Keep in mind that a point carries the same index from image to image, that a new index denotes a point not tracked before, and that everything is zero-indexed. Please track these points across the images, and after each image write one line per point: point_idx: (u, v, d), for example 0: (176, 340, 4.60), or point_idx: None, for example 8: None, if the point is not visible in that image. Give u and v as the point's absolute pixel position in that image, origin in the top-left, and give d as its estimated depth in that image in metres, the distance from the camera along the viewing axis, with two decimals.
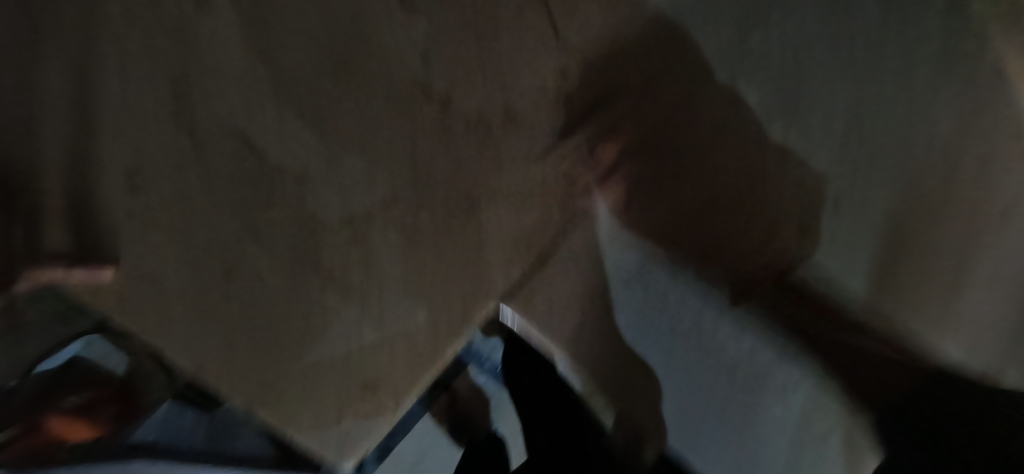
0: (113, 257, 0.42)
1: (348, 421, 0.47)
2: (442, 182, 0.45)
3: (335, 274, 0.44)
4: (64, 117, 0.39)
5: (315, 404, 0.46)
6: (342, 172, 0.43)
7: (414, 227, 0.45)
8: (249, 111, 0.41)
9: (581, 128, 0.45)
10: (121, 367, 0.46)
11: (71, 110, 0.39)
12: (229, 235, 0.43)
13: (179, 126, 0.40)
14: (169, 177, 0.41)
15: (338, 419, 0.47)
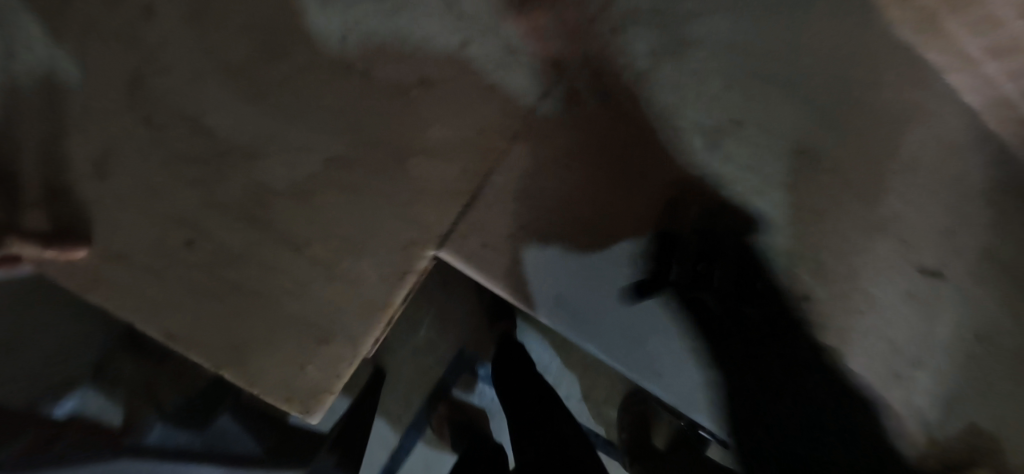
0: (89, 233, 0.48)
1: (296, 360, 0.50)
2: (359, 124, 0.51)
3: (280, 222, 0.50)
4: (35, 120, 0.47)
5: (267, 357, 0.49)
6: (272, 131, 0.50)
7: (347, 175, 0.51)
8: (188, 81, 0.48)
9: (471, 74, 0.54)
10: (117, 418, 0.68)
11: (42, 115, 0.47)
12: (187, 206, 0.49)
13: (133, 109, 0.48)
14: (133, 156, 0.48)
15: (286, 364, 0.50)
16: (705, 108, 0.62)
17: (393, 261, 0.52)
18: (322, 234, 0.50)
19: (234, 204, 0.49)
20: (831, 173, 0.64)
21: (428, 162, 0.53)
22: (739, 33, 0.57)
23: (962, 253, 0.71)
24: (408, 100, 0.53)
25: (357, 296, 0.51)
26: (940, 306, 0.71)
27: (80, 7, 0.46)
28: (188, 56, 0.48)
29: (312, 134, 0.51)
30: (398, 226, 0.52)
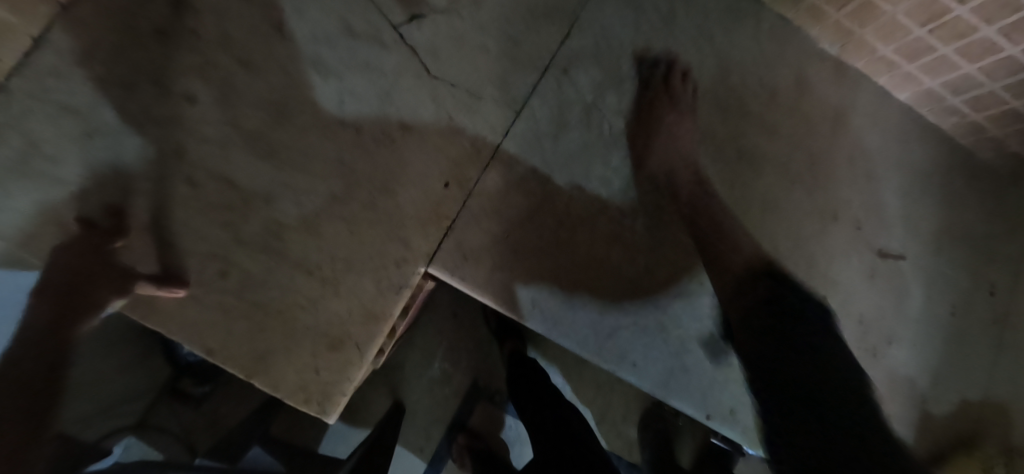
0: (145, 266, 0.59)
1: (300, 364, 0.61)
2: (357, 161, 0.63)
3: (290, 242, 0.61)
4: (108, 187, 0.60)
5: (286, 360, 0.61)
6: (286, 172, 0.62)
7: (343, 203, 0.62)
8: (218, 147, 0.62)
9: (441, 108, 0.66)
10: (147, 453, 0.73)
11: (114, 184, 0.60)
12: (220, 244, 0.61)
13: (181, 169, 0.61)
14: (182, 207, 0.61)
15: (303, 366, 0.62)
16: None
17: (389, 275, 0.63)
18: (327, 257, 0.62)
19: (256, 241, 0.61)
20: (759, 168, 0.75)
21: (412, 185, 0.64)
22: (656, 71, 0.72)
23: (901, 233, 0.79)
24: (392, 144, 0.64)
25: (360, 306, 0.62)
26: (900, 283, 0.78)
27: (145, 87, 0.61)
28: (216, 127, 0.62)
29: (316, 179, 0.62)
30: (390, 245, 0.63)
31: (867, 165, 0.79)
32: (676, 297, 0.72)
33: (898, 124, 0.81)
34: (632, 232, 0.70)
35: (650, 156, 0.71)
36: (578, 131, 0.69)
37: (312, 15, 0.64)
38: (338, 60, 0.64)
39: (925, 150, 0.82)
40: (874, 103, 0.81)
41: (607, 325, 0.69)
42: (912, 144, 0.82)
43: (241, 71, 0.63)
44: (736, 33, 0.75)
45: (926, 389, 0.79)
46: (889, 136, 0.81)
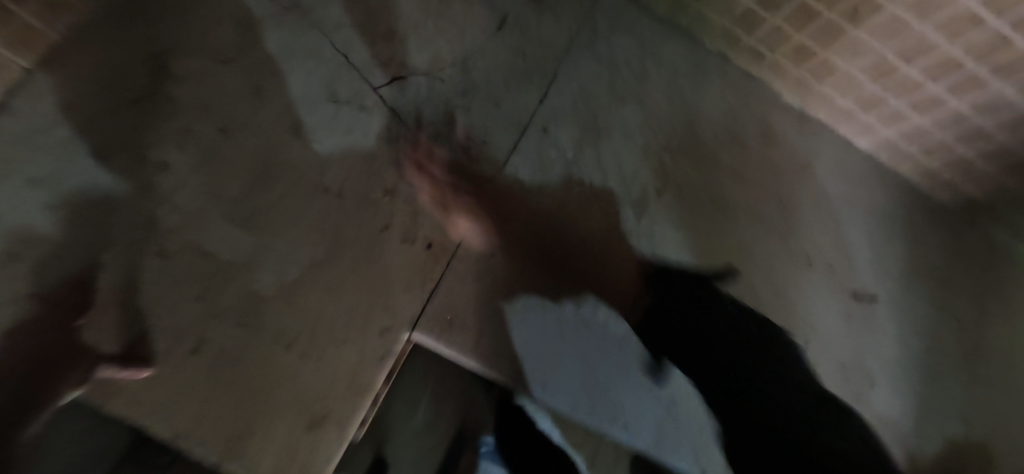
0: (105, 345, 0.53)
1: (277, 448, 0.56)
2: (339, 225, 0.62)
3: (270, 313, 0.59)
4: (64, 258, 0.54)
5: (263, 445, 0.55)
6: (265, 241, 0.60)
7: (325, 270, 0.61)
8: (194, 217, 0.59)
9: (424, 169, 0.67)
10: None
11: (72, 255, 0.54)
12: (194, 318, 0.56)
13: (151, 239, 0.57)
14: (150, 279, 0.56)
15: (282, 449, 0.56)
16: (626, 181, 0.73)
17: (375, 342, 0.61)
18: (308, 326, 0.59)
19: (235, 312, 0.58)
20: (737, 215, 0.77)
21: (397, 246, 0.64)
22: (632, 126, 0.75)
23: (869, 274, 0.82)
24: (374, 204, 0.64)
25: (342, 375, 0.59)
26: (872, 320, 0.80)
27: (118, 156, 0.58)
28: (191, 196, 0.60)
29: (297, 246, 0.61)
30: (376, 309, 0.61)
31: (830, 208, 0.83)
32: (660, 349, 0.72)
33: (859, 169, 0.86)
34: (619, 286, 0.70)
35: (631, 209, 0.72)
36: (558, 188, 0.70)
37: (297, 82, 0.66)
38: (322, 124, 0.65)
39: (885, 192, 0.86)
40: (836, 151, 0.85)
41: (593, 379, 0.67)
42: (872, 187, 0.86)
43: (220, 139, 0.62)
44: (703, 88, 0.80)
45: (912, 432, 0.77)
46: (849, 181, 0.85)
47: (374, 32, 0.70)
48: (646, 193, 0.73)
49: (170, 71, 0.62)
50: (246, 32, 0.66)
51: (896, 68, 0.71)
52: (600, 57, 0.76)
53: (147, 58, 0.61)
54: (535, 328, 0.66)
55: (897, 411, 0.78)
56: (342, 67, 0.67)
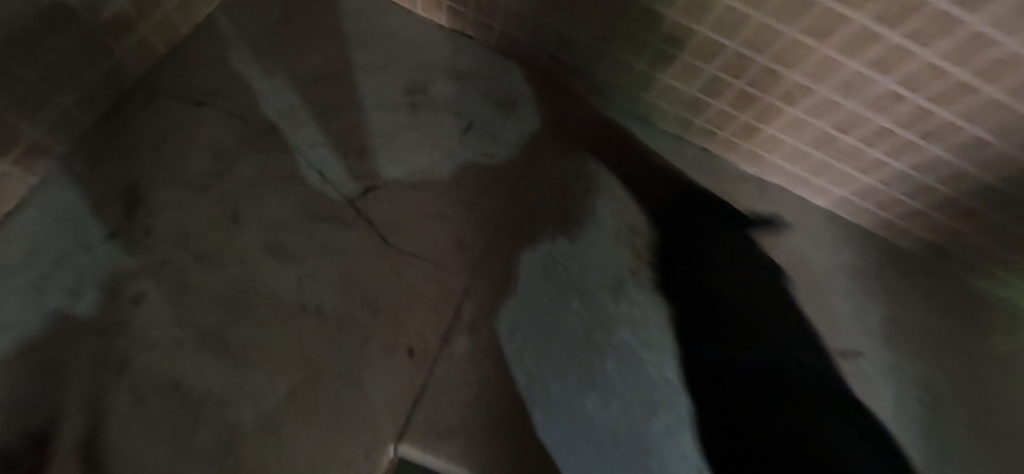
0: None
1: None
2: (315, 344, 0.62)
3: (241, 441, 0.56)
4: (8, 408, 0.53)
5: None
6: (240, 370, 0.59)
7: (300, 391, 0.59)
8: (168, 351, 0.59)
9: (403, 272, 0.68)
10: None
11: (17, 408, 0.53)
12: (159, 461, 0.54)
13: (109, 373, 0.57)
14: (118, 422, 0.55)
15: None
16: (602, 270, 0.74)
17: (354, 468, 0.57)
18: (284, 464, 0.55)
19: (206, 448, 0.55)
20: None
21: (376, 353, 0.63)
22: (602, 215, 0.78)
23: (854, 333, 0.83)
24: (355, 320, 0.64)
25: None
26: (867, 385, 0.79)
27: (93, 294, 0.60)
28: (166, 330, 0.59)
29: (278, 369, 0.60)
30: (356, 435, 0.58)
31: (792, 270, 0.84)
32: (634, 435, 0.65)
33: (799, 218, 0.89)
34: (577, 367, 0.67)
35: (607, 296, 0.72)
36: (538, 276, 0.71)
37: (268, 202, 0.67)
38: (299, 244, 0.66)
39: (838, 244, 0.89)
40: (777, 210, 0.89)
41: None
42: (828, 243, 0.88)
43: (193, 261, 0.63)
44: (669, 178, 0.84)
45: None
46: (793, 238, 0.87)
47: (347, 148, 0.73)
48: (621, 278, 0.75)
49: (143, 203, 0.65)
50: (223, 160, 0.69)
51: (806, 123, 0.76)
52: (565, 151, 0.82)
53: (123, 193, 0.65)
54: (579, 462, 0.61)
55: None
56: (316, 186, 0.70)
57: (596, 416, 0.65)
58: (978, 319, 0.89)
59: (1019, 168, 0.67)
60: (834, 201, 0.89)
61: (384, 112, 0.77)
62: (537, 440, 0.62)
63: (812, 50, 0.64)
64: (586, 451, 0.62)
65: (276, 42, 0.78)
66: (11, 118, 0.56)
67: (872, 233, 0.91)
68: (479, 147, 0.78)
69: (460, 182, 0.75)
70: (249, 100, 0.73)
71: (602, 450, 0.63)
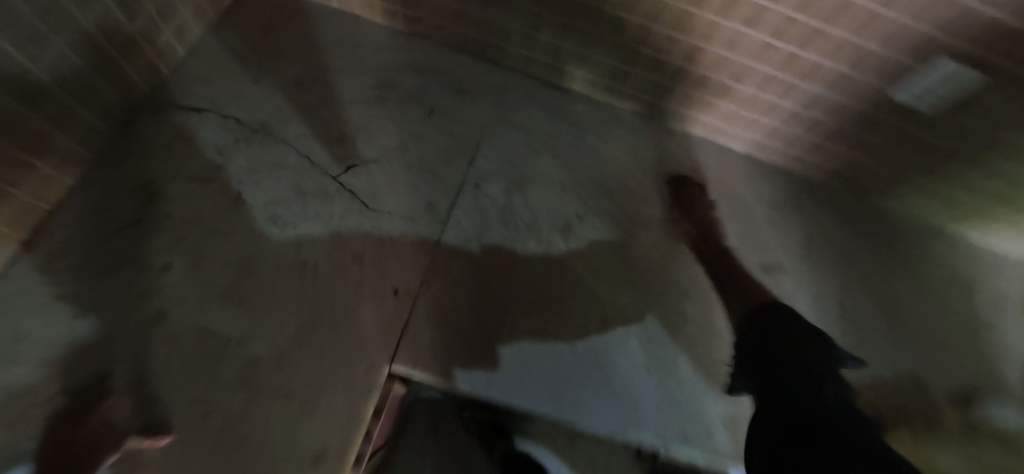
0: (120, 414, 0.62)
1: None
2: (315, 290, 0.74)
3: (263, 369, 0.68)
4: (67, 359, 0.64)
5: None
6: (255, 316, 0.71)
7: (306, 327, 0.72)
8: (194, 306, 0.70)
9: (384, 228, 0.81)
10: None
11: (75, 359, 0.65)
12: (198, 391, 0.66)
13: (147, 328, 0.68)
14: (159, 363, 0.66)
15: None
16: (552, 215, 0.88)
17: (359, 383, 0.70)
18: (301, 383, 0.68)
19: (231, 378, 0.67)
20: (645, 219, 0.92)
21: (367, 293, 0.75)
22: (549, 172, 0.92)
23: (773, 251, 0.97)
24: (348, 271, 0.76)
25: (333, 424, 0.67)
26: (786, 291, 0.93)
27: (124, 266, 0.71)
28: (190, 290, 0.71)
29: (285, 315, 0.72)
30: (355, 359, 0.71)
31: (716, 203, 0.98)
32: (587, 341, 0.79)
33: (721, 160, 1.04)
34: (534, 291, 0.81)
35: (557, 235, 0.86)
36: (498, 223, 0.85)
37: (264, 182, 0.80)
38: (296, 214, 0.79)
39: (755, 179, 1.04)
40: (702, 154, 1.03)
41: (539, 377, 0.74)
42: (746, 179, 1.03)
43: (206, 234, 0.75)
44: (604, 138, 0.99)
45: (871, 377, 0.88)
46: (717, 176, 1.01)
47: (327, 133, 0.86)
48: (569, 220, 0.88)
49: (160, 194, 0.76)
50: (223, 153, 0.82)
51: (711, 78, 0.91)
52: (514, 121, 0.96)
53: (142, 185, 0.76)
54: (535, 363, 0.75)
55: None
56: (304, 166, 0.83)
57: (550, 329, 0.78)
58: (875, 231, 1.05)
59: (870, 92, 0.85)
60: (748, 145, 1.04)
61: (356, 103, 0.91)
62: (505, 350, 0.75)
63: (697, 17, 0.80)
64: (539, 355, 0.76)
65: (259, 56, 0.92)
66: (49, 127, 0.68)
67: (785, 169, 1.07)
68: (439, 125, 0.92)
69: (426, 154, 0.88)
70: (241, 105, 0.87)
71: (551, 354, 0.76)
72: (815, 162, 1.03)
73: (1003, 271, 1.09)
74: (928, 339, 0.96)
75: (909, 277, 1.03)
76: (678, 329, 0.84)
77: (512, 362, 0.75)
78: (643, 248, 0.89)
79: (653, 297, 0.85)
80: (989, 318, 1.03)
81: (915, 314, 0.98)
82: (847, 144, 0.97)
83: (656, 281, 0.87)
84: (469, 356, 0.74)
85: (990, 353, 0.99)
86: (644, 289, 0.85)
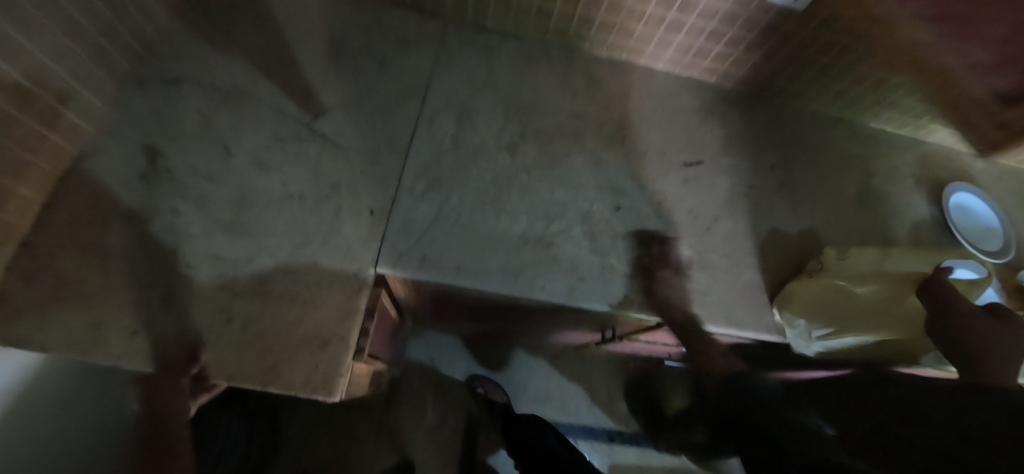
0: (160, 323, 0.77)
1: (298, 373, 0.78)
2: (303, 217, 0.88)
3: (269, 281, 0.83)
4: (109, 288, 0.78)
5: (305, 369, 0.78)
6: (255, 242, 0.85)
7: (301, 246, 0.86)
8: (203, 239, 0.84)
9: (355, 163, 0.94)
10: None
11: (114, 288, 0.79)
12: (219, 301, 0.80)
13: (168, 258, 0.82)
14: (183, 284, 0.80)
15: (322, 368, 0.79)
16: (497, 138, 1.03)
17: (350, 284, 0.85)
18: (304, 287, 0.83)
19: (247, 290, 0.82)
20: (578, 135, 1.07)
21: (347, 216, 0.90)
22: (493, 104, 1.07)
23: (695, 150, 1.12)
24: (328, 199, 0.90)
25: (335, 316, 0.82)
26: (708, 180, 1.09)
27: (139, 215, 0.84)
28: (197, 226, 0.84)
29: (281, 238, 0.86)
30: (344, 266, 0.86)
31: (641, 115, 1.13)
32: (537, 236, 0.95)
33: (643, 79, 1.18)
34: (488, 201, 0.96)
35: (503, 155, 1.02)
36: (451, 150, 1.00)
37: (244, 136, 0.93)
38: (275, 158, 0.92)
39: (674, 90, 1.19)
40: (627, 76, 1.17)
41: (499, 267, 0.91)
42: (667, 91, 1.18)
43: (202, 182, 0.88)
44: (537, 72, 1.13)
45: (779, 239, 1.06)
46: (639, 92, 1.16)
47: (293, 90, 0.99)
48: (513, 142, 1.03)
49: (157, 154, 0.89)
50: (205, 115, 0.93)
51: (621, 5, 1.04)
52: (456, 65, 1.09)
53: (139, 149, 0.89)
54: (492, 255, 0.92)
55: (746, 227, 1.05)
56: (277, 119, 0.95)
57: (504, 227, 0.95)
58: (784, 123, 1.21)
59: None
60: (666, 66, 1.19)
61: (314, 62, 1.03)
62: (469, 248, 0.91)
63: None
64: (497, 250, 0.92)
65: (219, 30, 1.02)
66: (54, 104, 0.80)
67: (700, 81, 1.21)
68: (391, 75, 1.05)
69: (382, 100, 1.02)
70: (212, 72, 0.98)
71: (504, 249, 0.93)
72: (725, 71, 1.18)
73: (897, 148, 1.26)
74: (830, 206, 1.13)
75: (816, 158, 1.18)
76: (612, 221, 1.00)
77: (475, 256, 0.91)
78: (578, 160, 1.05)
79: (590, 197, 1.01)
80: (885, 186, 1.20)
81: (821, 186, 1.15)
82: (749, 50, 1.11)
83: (591, 184, 1.03)
84: (441, 255, 0.90)
85: (885, 216, 1.16)
86: (582, 191, 1.01)
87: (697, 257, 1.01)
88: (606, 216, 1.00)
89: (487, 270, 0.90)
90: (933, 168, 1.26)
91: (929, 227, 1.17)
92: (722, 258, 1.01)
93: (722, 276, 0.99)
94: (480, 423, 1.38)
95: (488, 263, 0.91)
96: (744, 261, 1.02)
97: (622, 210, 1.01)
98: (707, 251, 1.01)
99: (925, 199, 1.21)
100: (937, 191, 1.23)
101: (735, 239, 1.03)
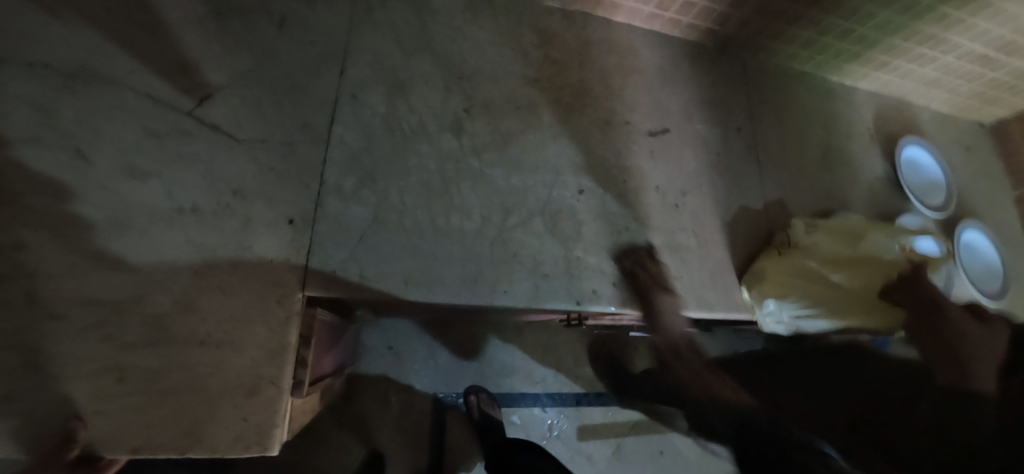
0: (28, 396, 0.61)
1: (224, 428, 0.65)
2: (206, 235, 0.71)
3: (170, 324, 0.67)
4: None
5: (229, 423, 0.66)
6: (141, 274, 0.67)
7: (206, 273, 0.69)
8: (71, 278, 0.65)
9: (264, 160, 0.76)
10: None
11: None
12: (104, 356, 0.64)
13: (23, 309, 0.63)
14: (50, 342, 0.63)
15: (249, 418, 0.66)
16: (438, 115, 0.87)
17: (276, 314, 0.71)
18: (215, 325, 0.68)
19: (141, 338, 0.65)
20: (533, 106, 0.93)
21: (262, 229, 0.73)
22: (429, 72, 0.89)
23: (659, 115, 1.02)
24: (233, 209, 0.73)
25: (261, 356, 0.69)
26: (674, 150, 1.00)
27: None
28: (54, 261, 0.65)
29: (176, 266, 0.69)
30: (266, 293, 0.71)
31: (602, 77, 1.00)
32: (494, 232, 0.84)
33: (603, 33, 1.03)
34: (435, 196, 0.83)
35: (449, 137, 0.87)
36: (385, 134, 0.83)
37: (108, 133, 0.71)
38: (155, 161, 0.72)
39: (636, 45, 1.05)
40: (583, 30, 1.02)
41: (453, 274, 0.80)
42: (629, 47, 1.04)
43: (53, 199, 0.67)
44: (479, 28, 0.95)
45: (746, 212, 1.01)
46: (598, 49, 1.02)
47: (166, 65, 0.76)
48: (459, 118, 0.88)
49: None
50: (39, 106, 0.69)
51: None
52: (379, 23, 0.89)
53: None
54: (446, 258, 0.80)
55: (714, 201, 0.99)
56: (149, 108, 0.73)
57: (455, 226, 0.82)
58: (750, 79, 1.12)
59: None
60: (626, 16, 1.04)
61: (187, 24, 0.79)
62: (416, 256, 0.79)
63: None
64: (450, 254, 0.81)
65: None
66: None
67: (664, 34, 1.08)
68: (298, 41, 0.84)
69: (291, 75, 0.82)
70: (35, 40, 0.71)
71: (457, 255, 0.81)
72: (690, 22, 1.06)
73: (857, 102, 1.22)
74: (794, 170, 1.09)
75: (779, 116, 1.12)
76: (576, 205, 0.90)
77: (423, 263, 0.79)
78: (538, 135, 0.92)
79: (551, 180, 0.90)
80: (845, 142, 1.17)
81: (785, 148, 1.10)
82: None
83: (554, 166, 0.91)
84: (384, 268, 0.77)
85: (844, 176, 1.14)
86: (541, 174, 0.89)
87: (666, 239, 0.93)
88: (570, 202, 0.90)
89: (439, 279, 0.79)
90: (887, 120, 1.24)
91: (882, 185, 1.17)
92: (692, 237, 0.95)
93: (693, 257, 0.94)
94: (450, 401, 1.30)
95: (443, 271, 0.80)
96: (713, 238, 0.96)
97: (587, 191, 0.91)
98: (677, 230, 0.94)
99: (879, 154, 1.20)
100: (891, 144, 1.22)
101: (704, 215, 0.97)
